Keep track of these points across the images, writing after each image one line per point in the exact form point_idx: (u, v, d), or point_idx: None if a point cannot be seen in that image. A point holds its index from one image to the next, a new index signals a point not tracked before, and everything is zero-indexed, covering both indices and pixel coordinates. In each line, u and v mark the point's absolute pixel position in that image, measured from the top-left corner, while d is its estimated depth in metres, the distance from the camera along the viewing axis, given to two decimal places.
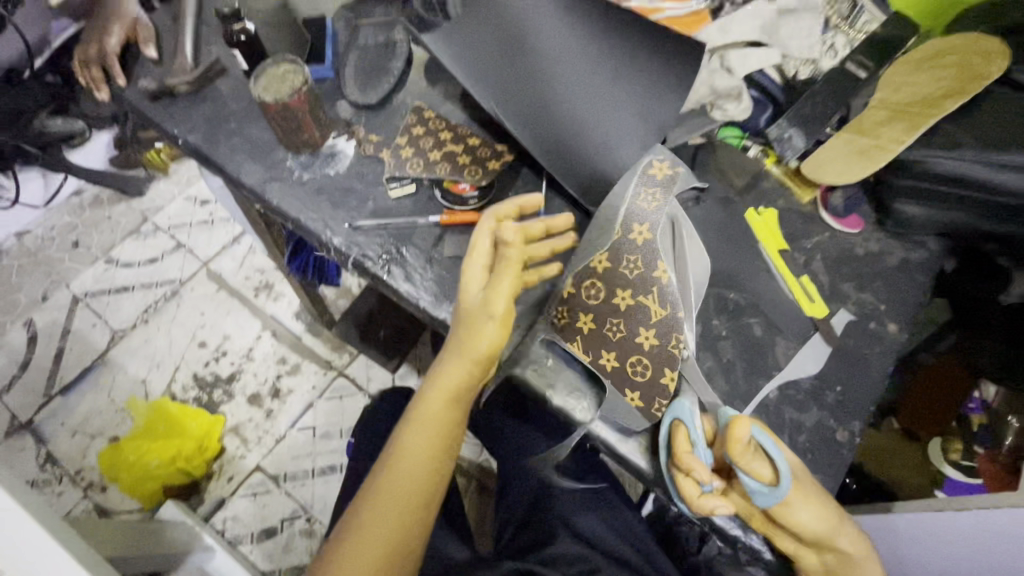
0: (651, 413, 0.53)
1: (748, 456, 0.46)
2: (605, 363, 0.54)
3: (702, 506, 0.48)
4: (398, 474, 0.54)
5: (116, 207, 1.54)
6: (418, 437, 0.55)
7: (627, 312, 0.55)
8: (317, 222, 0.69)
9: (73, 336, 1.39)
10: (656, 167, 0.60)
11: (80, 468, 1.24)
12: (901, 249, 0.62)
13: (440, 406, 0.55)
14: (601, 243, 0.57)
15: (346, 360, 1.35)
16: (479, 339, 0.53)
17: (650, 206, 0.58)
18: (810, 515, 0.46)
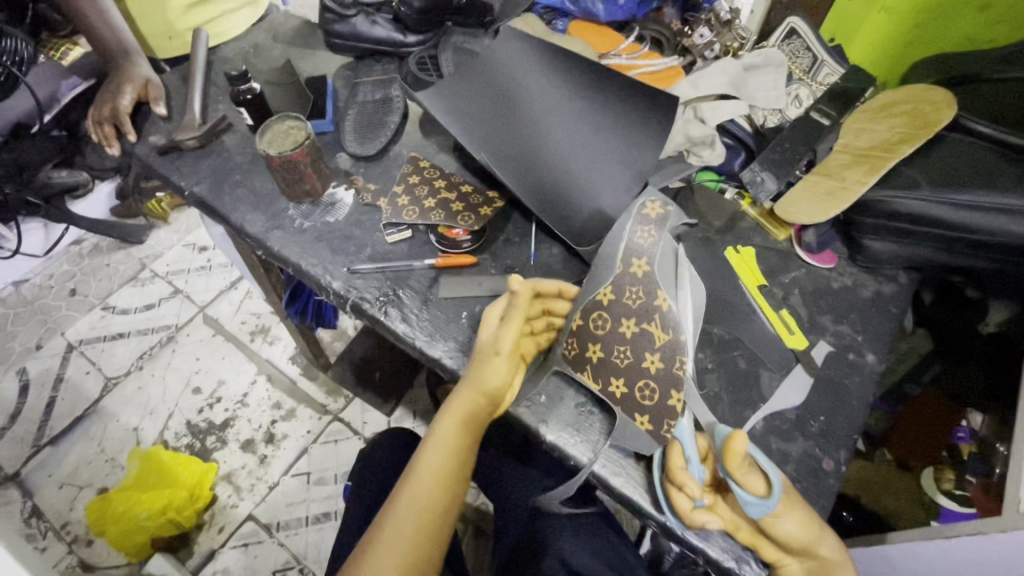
0: (661, 436, 0.53)
1: (742, 468, 0.47)
2: (615, 390, 0.56)
3: (693, 520, 0.49)
4: (412, 503, 0.55)
5: (115, 255, 1.59)
6: (430, 466, 0.56)
7: (632, 338, 0.57)
8: (317, 267, 0.71)
9: (66, 385, 1.38)
10: (649, 208, 0.59)
11: (66, 521, 1.21)
12: (873, 283, 0.66)
13: (449, 435, 0.57)
14: (604, 277, 0.58)
15: (342, 404, 1.35)
16: (488, 374, 0.56)
17: (648, 244, 0.58)
18: (797, 525, 0.47)
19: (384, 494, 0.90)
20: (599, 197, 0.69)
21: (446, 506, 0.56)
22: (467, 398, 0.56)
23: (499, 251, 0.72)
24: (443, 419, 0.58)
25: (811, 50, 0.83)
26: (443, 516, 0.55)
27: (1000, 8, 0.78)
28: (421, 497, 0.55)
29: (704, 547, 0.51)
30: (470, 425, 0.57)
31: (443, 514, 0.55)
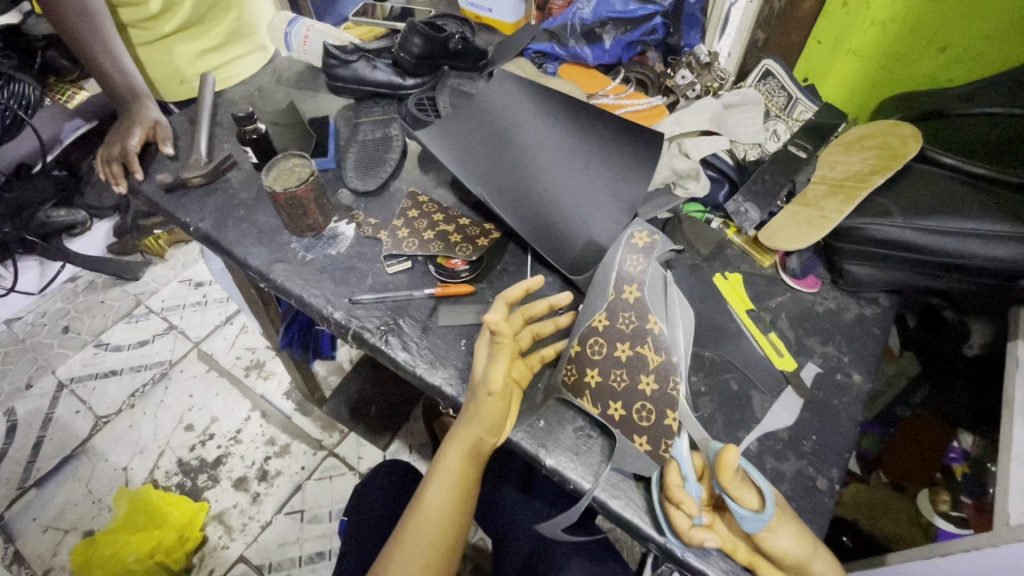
0: (659, 455, 0.55)
1: (736, 484, 0.47)
2: (614, 413, 0.57)
3: (692, 538, 0.50)
4: (419, 533, 0.56)
5: (110, 292, 1.60)
6: (436, 499, 0.57)
7: (627, 361, 0.59)
8: (318, 298, 0.73)
9: (55, 424, 1.36)
10: (637, 237, 0.62)
11: (49, 567, 1.17)
12: (856, 306, 0.68)
13: (454, 468, 0.58)
14: (597, 306, 0.61)
15: (336, 439, 1.34)
16: (485, 411, 0.57)
17: (640, 270, 0.61)
18: (791, 541, 0.47)
19: (381, 527, 0.89)
20: (591, 228, 0.72)
21: (451, 538, 0.57)
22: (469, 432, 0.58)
23: (496, 280, 0.75)
24: (448, 451, 0.59)
25: (785, 90, 0.88)
26: (449, 547, 0.57)
27: (959, 50, 0.84)
28: (427, 529, 0.56)
29: (704, 568, 0.51)
30: (474, 458, 0.59)
31: (448, 545, 0.57)
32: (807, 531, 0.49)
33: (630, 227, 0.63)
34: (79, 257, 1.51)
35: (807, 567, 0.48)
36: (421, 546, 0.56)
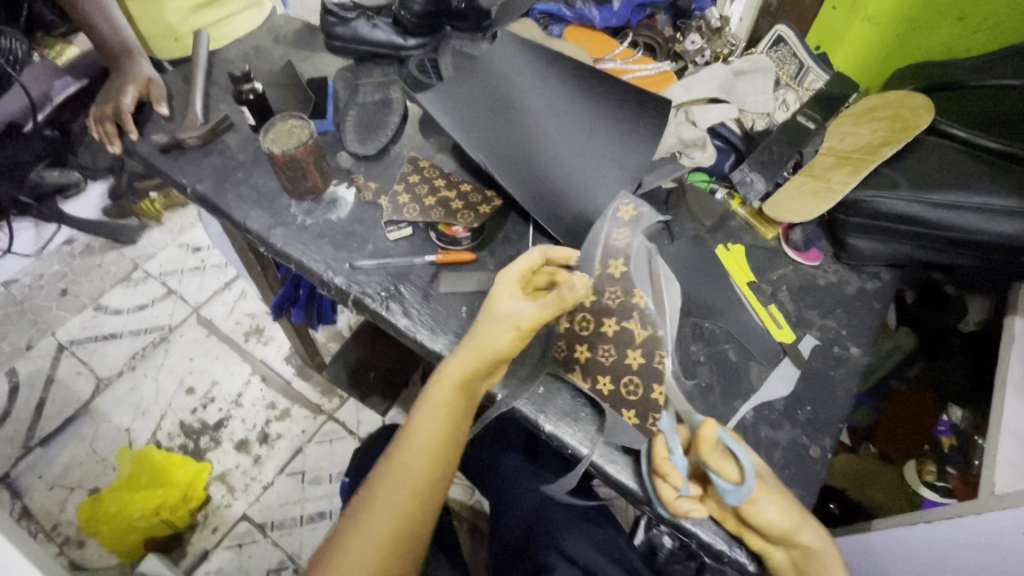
0: (649, 428, 0.56)
1: (713, 454, 0.50)
2: (602, 388, 0.59)
3: (678, 508, 0.51)
4: (399, 473, 0.50)
5: (107, 255, 1.57)
6: (419, 431, 0.52)
7: (614, 335, 0.60)
8: (318, 262, 0.73)
9: (57, 385, 1.38)
10: (623, 210, 0.65)
11: (57, 522, 1.21)
12: (856, 280, 0.69)
13: (442, 400, 0.53)
14: (585, 280, 0.62)
15: (336, 404, 1.36)
16: (494, 340, 0.54)
17: (625, 244, 0.63)
18: (776, 511, 0.49)
19: None
20: (593, 197, 0.71)
21: (434, 478, 0.51)
22: (467, 360, 0.54)
23: (497, 249, 0.75)
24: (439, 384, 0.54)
25: (797, 57, 0.86)
26: (429, 489, 0.50)
27: (975, 20, 0.82)
28: (407, 465, 0.51)
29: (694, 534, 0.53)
30: (466, 391, 0.54)
31: (429, 485, 0.51)
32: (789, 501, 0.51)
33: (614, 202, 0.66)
34: (75, 220, 1.52)
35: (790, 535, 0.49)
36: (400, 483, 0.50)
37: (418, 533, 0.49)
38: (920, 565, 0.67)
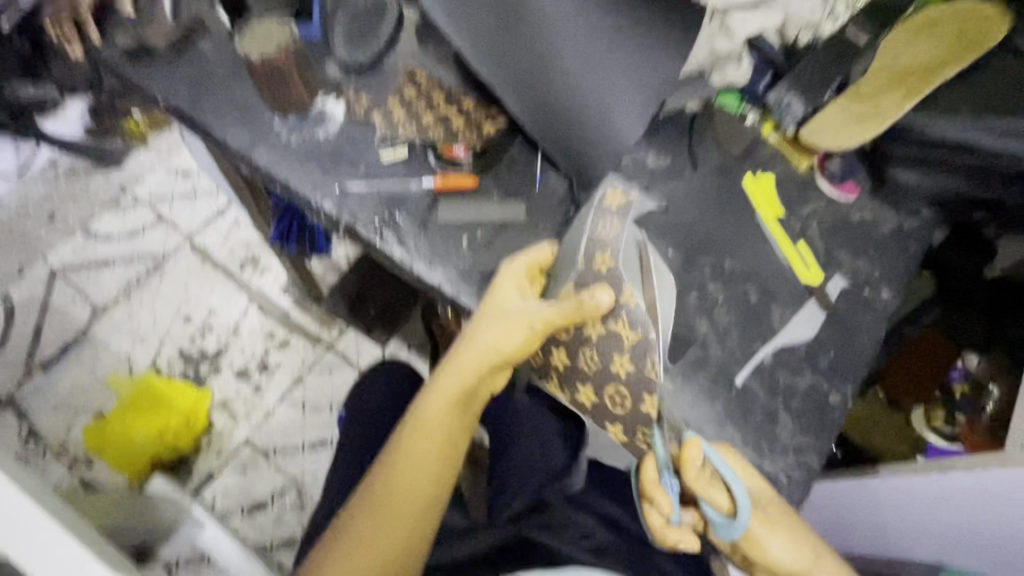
0: (635, 445, 0.54)
1: (704, 482, 0.50)
2: (583, 400, 0.55)
3: (665, 537, 0.53)
4: (393, 488, 0.51)
5: (93, 179, 1.49)
6: (411, 451, 0.52)
7: (598, 339, 0.54)
8: (305, 185, 0.67)
9: (53, 311, 1.35)
10: (612, 198, 0.56)
11: (65, 442, 1.23)
12: (895, 219, 0.63)
13: (436, 416, 0.52)
14: (566, 275, 0.55)
15: (336, 334, 1.33)
16: (493, 351, 0.51)
17: (608, 240, 0.55)
18: (775, 542, 0.50)
19: None
20: (615, 128, 0.64)
21: (430, 495, 0.51)
22: (462, 373, 0.52)
23: (502, 174, 0.69)
24: (432, 399, 0.53)
25: None
26: (425, 506, 0.51)
27: None
28: (402, 484, 0.51)
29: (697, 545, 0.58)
30: (460, 403, 0.53)
31: (425, 503, 0.51)
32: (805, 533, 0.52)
33: (604, 185, 0.56)
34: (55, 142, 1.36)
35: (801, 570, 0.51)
36: (396, 502, 0.50)
37: (417, 548, 0.50)
38: (920, 512, 0.69)
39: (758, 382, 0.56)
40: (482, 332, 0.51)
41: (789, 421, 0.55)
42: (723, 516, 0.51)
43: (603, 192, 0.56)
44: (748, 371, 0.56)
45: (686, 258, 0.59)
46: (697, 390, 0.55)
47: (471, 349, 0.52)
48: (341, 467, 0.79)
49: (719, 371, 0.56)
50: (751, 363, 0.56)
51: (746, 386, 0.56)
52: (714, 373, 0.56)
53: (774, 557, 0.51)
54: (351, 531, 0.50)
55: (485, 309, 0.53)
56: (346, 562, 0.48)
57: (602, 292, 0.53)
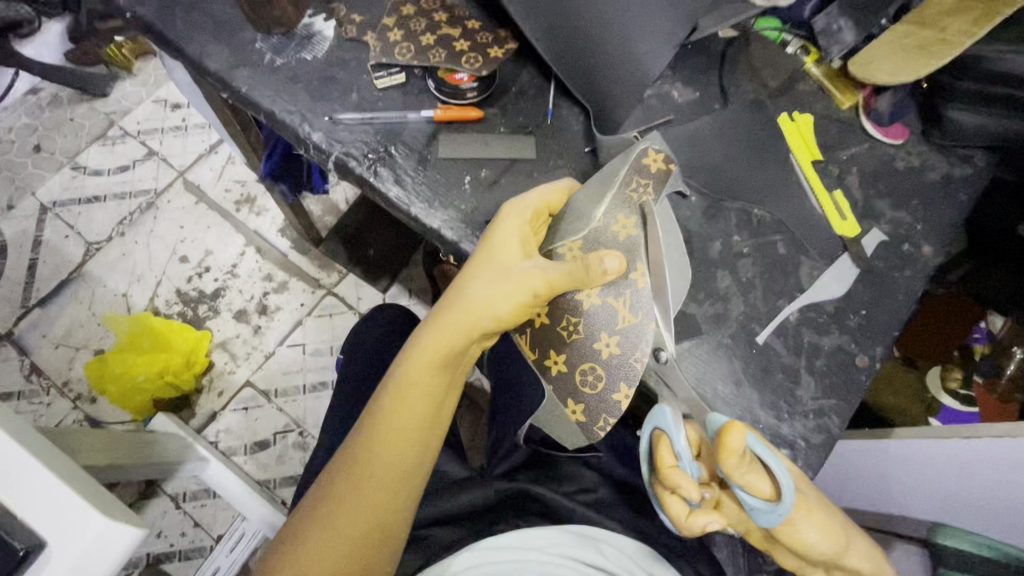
0: (591, 430, 0.53)
1: (743, 469, 0.42)
2: (551, 365, 0.54)
3: (691, 526, 0.45)
4: (378, 450, 0.47)
5: (78, 109, 1.40)
6: (393, 413, 0.48)
7: (588, 311, 0.53)
8: (294, 114, 0.62)
9: (46, 247, 1.28)
10: (651, 158, 0.54)
11: (68, 379, 1.18)
12: (944, 165, 0.63)
13: (420, 376, 0.49)
14: (578, 229, 0.54)
15: (335, 279, 1.27)
16: (485, 310, 0.49)
17: (631, 208, 0.54)
18: (814, 532, 0.44)
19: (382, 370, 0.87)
20: (646, 62, 0.57)
21: (413, 459, 0.48)
22: (449, 333, 0.49)
23: (510, 106, 0.63)
24: (420, 357, 0.49)
25: None
26: (408, 471, 0.48)
27: None
28: (383, 448, 0.47)
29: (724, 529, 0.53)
30: (446, 364, 0.50)
31: (409, 467, 0.48)
32: (834, 516, 0.46)
33: (642, 144, 0.54)
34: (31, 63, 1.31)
35: (834, 558, 0.45)
36: (377, 467, 0.47)
37: (403, 509, 0.48)
38: (932, 474, 0.66)
39: (782, 341, 0.56)
40: (474, 289, 0.49)
41: (812, 382, 0.55)
42: (763, 501, 0.43)
43: (643, 150, 0.54)
44: (771, 329, 0.57)
45: (708, 211, 0.60)
46: (715, 346, 0.56)
47: (461, 307, 0.49)
48: (341, 411, 0.75)
49: (741, 328, 0.57)
50: (776, 322, 0.57)
51: (767, 344, 0.56)
52: (734, 331, 0.57)
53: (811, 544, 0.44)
54: (335, 494, 0.47)
55: (478, 265, 0.50)
56: (333, 524, 0.46)
57: (613, 257, 0.50)
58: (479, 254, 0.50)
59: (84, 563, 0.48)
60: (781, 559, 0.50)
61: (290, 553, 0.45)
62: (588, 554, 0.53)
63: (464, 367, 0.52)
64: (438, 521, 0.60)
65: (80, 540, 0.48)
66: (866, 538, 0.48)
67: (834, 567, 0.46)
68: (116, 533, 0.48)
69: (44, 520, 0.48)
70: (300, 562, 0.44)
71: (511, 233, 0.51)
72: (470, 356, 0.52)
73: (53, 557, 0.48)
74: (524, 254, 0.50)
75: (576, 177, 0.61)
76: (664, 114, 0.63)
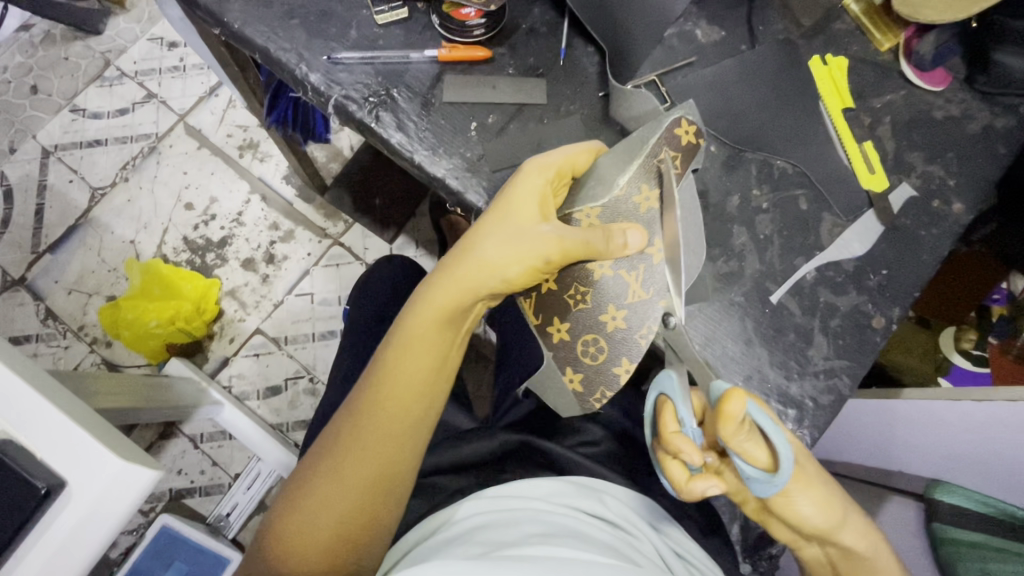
0: (588, 401, 0.53)
1: (740, 437, 0.43)
2: (554, 333, 0.54)
3: (690, 491, 0.45)
4: (384, 403, 0.48)
5: (72, 47, 1.34)
6: (399, 368, 0.48)
7: (599, 282, 0.52)
8: (290, 53, 0.59)
9: (50, 193, 1.26)
10: (683, 129, 0.51)
11: (83, 324, 1.19)
12: (985, 115, 0.59)
13: (426, 333, 0.49)
14: (596, 195, 0.52)
15: (341, 228, 1.25)
16: (495, 272, 0.48)
17: (655, 178, 0.51)
18: (809, 506, 0.44)
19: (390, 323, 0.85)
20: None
21: (418, 417, 0.49)
22: (458, 292, 0.49)
23: (520, 46, 0.60)
24: (427, 311, 0.49)
25: None
26: (414, 429, 0.48)
27: None
28: (390, 403, 0.48)
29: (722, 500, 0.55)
30: (452, 322, 0.50)
31: (414, 424, 0.48)
32: (833, 493, 0.46)
33: (676, 112, 0.51)
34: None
35: (826, 534, 0.45)
36: (383, 422, 0.47)
37: (406, 465, 0.48)
38: (937, 434, 0.65)
39: (796, 301, 0.55)
40: (486, 248, 0.48)
41: (825, 342, 0.54)
42: (759, 471, 0.43)
43: (675, 119, 0.51)
44: (786, 288, 0.55)
45: (728, 162, 0.57)
46: (726, 305, 0.55)
47: (470, 266, 0.48)
48: (348, 360, 0.75)
49: (755, 287, 0.55)
50: (792, 281, 0.55)
51: (781, 303, 0.55)
52: (748, 289, 0.55)
53: (803, 515, 0.44)
54: (338, 442, 0.47)
55: (492, 223, 0.49)
56: (334, 471, 0.46)
57: (633, 232, 0.50)
58: (493, 211, 0.49)
59: (102, 502, 0.49)
60: (775, 531, 0.50)
61: (297, 500, 0.46)
62: (592, 503, 0.52)
63: (468, 326, 0.52)
64: (443, 468, 0.62)
65: (97, 480, 0.49)
66: (867, 519, 0.47)
67: (830, 544, 0.46)
68: (132, 475, 0.50)
69: (62, 460, 0.49)
70: (307, 508, 0.45)
71: (529, 192, 0.49)
72: (474, 315, 0.52)
73: (73, 495, 0.49)
74: (541, 215, 0.49)
75: (589, 123, 0.58)
76: (686, 57, 0.60)
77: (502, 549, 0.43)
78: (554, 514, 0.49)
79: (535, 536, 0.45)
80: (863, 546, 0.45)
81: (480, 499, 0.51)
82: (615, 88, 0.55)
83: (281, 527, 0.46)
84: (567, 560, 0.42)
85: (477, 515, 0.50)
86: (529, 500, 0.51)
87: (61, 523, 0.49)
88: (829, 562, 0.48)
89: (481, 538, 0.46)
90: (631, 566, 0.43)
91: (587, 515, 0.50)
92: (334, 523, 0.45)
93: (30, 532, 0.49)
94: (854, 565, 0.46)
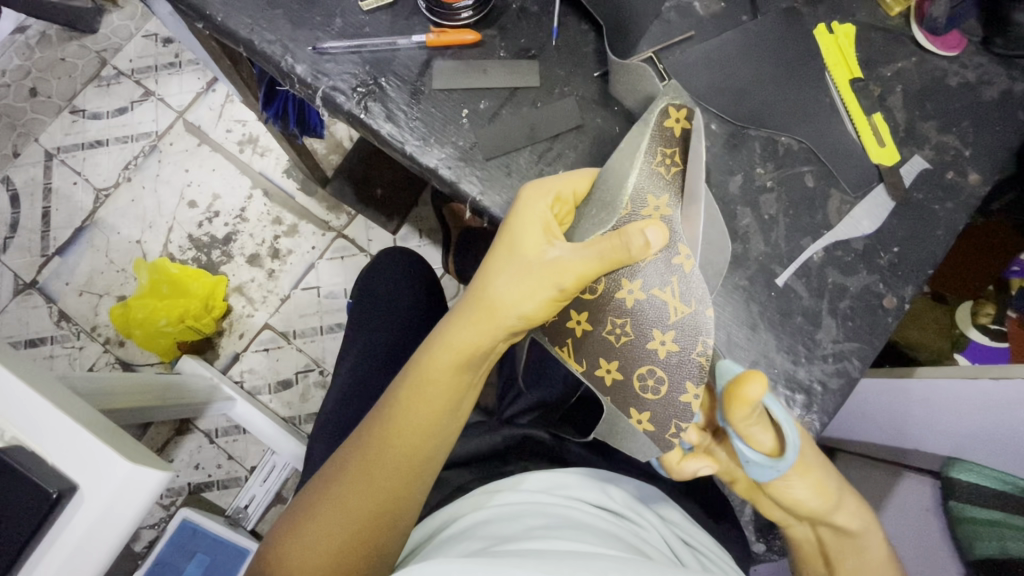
0: (663, 438, 0.50)
1: (748, 423, 0.42)
2: (605, 375, 0.51)
3: (682, 471, 0.50)
4: (394, 441, 0.47)
5: (68, 48, 1.33)
6: (409, 408, 0.48)
7: (636, 308, 0.50)
8: (275, 44, 0.57)
9: (57, 195, 1.27)
10: (672, 118, 0.48)
11: (95, 324, 1.20)
12: (1004, 81, 0.56)
13: (440, 373, 0.48)
14: (605, 222, 0.49)
15: (344, 221, 1.24)
16: (507, 307, 0.47)
17: (663, 184, 0.49)
18: (805, 490, 0.44)
19: (383, 318, 0.77)
20: None
21: (428, 453, 0.48)
22: (472, 328, 0.48)
23: (510, 27, 0.58)
24: (436, 352, 0.48)
25: None
26: (424, 461, 0.48)
27: None
28: (399, 439, 0.48)
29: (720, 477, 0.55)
30: (467, 363, 0.49)
31: (425, 459, 0.48)
32: (830, 477, 0.45)
33: (661, 101, 0.48)
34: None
35: (823, 514, 0.45)
36: (393, 458, 0.47)
37: (414, 496, 0.48)
38: (950, 412, 0.63)
39: (803, 283, 0.53)
40: (496, 285, 0.47)
41: (833, 325, 0.53)
42: (761, 456, 0.43)
43: (662, 110, 0.48)
44: (792, 270, 0.54)
45: (730, 140, 0.56)
46: (732, 288, 0.53)
47: (481, 302, 0.48)
48: (353, 354, 0.75)
49: (760, 270, 0.54)
50: (799, 263, 0.54)
51: (787, 286, 0.53)
52: (754, 273, 0.54)
53: (798, 499, 0.45)
54: (344, 480, 0.47)
55: (501, 259, 0.48)
56: (337, 506, 0.46)
57: (654, 229, 0.45)
58: (500, 245, 0.48)
59: (113, 504, 0.49)
60: (766, 510, 0.51)
61: (302, 525, 0.46)
62: (597, 494, 0.51)
63: (487, 363, 0.51)
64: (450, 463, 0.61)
65: (108, 482, 0.49)
66: (862, 499, 0.47)
67: (822, 522, 0.47)
68: (140, 477, 0.50)
69: (72, 464, 0.50)
70: (308, 535, 0.45)
71: (534, 219, 0.47)
72: (494, 354, 0.51)
73: (85, 499, 0.49)
74: (550, 244, 0.47)
75: (585, 104, 0.56)
76: (685, 31, 0.57)
77: (503, 543, 0.43)
78: (556, 506, 0.48)
79: (537, 529, 0.45)
80: (856, 524, 0.46)
81: (495, 492, 0.51)
82: (614, 64, 0.53)
83: (282, 553, 0.45)
84: (568, 552, 0.41)
85: (490, 508, 0.49)
86: (534, 493, 0.50)
87: (73, 528, 0.49)
88: (818, 540, 0.48)
89: (483, 532, 0.46)
90: (637, 557, 0.42)
91: (592, 507, 0.50)
92: (336, 554, 0.44)
93: (45, 536, 0.49)
94: (843, 543, 0.46)
